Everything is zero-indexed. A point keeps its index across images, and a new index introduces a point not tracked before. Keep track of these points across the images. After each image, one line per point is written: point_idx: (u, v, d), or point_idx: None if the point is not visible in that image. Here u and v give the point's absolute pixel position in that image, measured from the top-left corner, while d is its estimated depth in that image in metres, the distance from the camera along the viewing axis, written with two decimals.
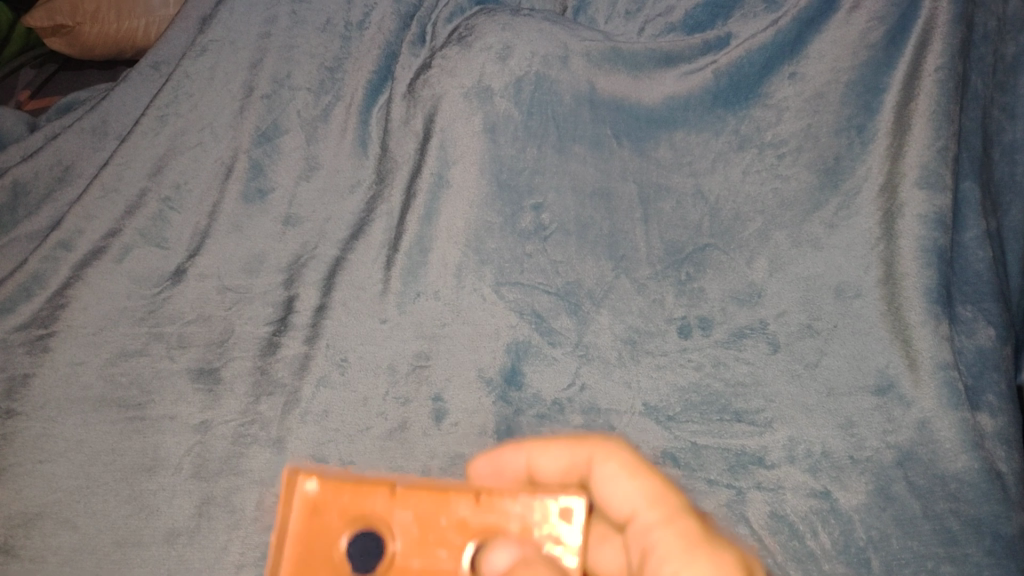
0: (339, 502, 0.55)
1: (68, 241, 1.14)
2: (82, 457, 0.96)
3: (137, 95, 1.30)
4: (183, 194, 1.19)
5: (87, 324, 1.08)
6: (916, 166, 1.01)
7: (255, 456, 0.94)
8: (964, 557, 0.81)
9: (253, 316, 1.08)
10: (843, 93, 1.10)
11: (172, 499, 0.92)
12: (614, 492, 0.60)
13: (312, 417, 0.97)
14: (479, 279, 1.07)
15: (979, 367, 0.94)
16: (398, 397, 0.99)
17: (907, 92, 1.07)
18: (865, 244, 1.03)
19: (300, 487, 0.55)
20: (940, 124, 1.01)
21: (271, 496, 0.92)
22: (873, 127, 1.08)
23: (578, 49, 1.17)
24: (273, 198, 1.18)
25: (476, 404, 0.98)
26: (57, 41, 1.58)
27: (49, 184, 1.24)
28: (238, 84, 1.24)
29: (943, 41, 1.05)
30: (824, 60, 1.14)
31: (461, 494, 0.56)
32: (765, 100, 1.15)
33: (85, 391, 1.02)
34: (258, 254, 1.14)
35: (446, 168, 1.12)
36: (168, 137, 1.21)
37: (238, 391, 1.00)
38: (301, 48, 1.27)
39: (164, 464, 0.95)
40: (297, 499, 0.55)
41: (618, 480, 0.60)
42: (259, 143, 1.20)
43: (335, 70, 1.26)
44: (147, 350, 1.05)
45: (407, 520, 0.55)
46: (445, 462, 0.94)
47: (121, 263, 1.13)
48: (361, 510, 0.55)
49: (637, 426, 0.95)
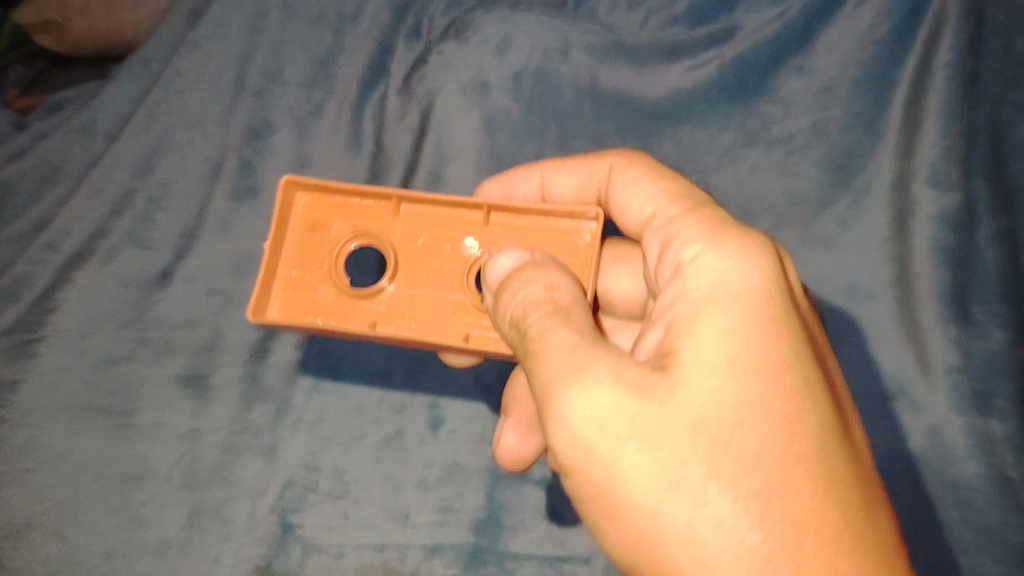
0: (327, 220, 0.88)
1: (56, 242, 1.09)
2: (69, 467, 0.96)
3: (122, 90, 1.25)
4: (171, 194, 1.13)
5: (73, 329, 1.04)
6: (926, 165, 0.99)
7: (246, 465, 0.94)
8: (976, 568, 0.87)
9: (244, 320, 1.03)
10: (850, 89, 1.07)
11: (162, 510, 0.93)
12: (702, 276, 0.73)
13: (305, 425, 0.96)
14: None
15: (990, 372, 0.91)
16: (393, 403, 0.96)
17: (917, 86, 1.03)
18: (876, 241, 1.01)
19: (293, 206, 0.88)
20: (948, 125, 0.99)
21: (262, 507, 0.92)
22: (882, 122, 1.05)
23: (578, 41, 1.16)
24: (265, 197, 1.12)
25: (474, 410, 0.96)
26: (47, 38, 1.55)
27: (37, 183, 1.21)
28: (227, 78, 1.18)
29: (954, 32, 1.01)
30: (831, 54, 1.09)
31: (461, 211, 0.88)
32: (772, 96, 1.11)
33: (71, 398, 0.99)
34: (249, 255, 1.08)
35: (444, 166, 1.14)
36: (156, 135, 1.16)
37: (228, 398, 0.98)
38: (293, 42, 1.20)
39: (153, 473, 0.95)
40: (293, 220, 0.87)
41: (698, 238, 0.77)
42: (250, 140, 1.15)
43: (329, 66, 1.19)
44: (134, 356, 1.02)
45: (400, 234, 0.88)
46: (443, 471, 0.93)
47: (109, 266, 1.08)
48: (378, 215, 0.88)
49: None
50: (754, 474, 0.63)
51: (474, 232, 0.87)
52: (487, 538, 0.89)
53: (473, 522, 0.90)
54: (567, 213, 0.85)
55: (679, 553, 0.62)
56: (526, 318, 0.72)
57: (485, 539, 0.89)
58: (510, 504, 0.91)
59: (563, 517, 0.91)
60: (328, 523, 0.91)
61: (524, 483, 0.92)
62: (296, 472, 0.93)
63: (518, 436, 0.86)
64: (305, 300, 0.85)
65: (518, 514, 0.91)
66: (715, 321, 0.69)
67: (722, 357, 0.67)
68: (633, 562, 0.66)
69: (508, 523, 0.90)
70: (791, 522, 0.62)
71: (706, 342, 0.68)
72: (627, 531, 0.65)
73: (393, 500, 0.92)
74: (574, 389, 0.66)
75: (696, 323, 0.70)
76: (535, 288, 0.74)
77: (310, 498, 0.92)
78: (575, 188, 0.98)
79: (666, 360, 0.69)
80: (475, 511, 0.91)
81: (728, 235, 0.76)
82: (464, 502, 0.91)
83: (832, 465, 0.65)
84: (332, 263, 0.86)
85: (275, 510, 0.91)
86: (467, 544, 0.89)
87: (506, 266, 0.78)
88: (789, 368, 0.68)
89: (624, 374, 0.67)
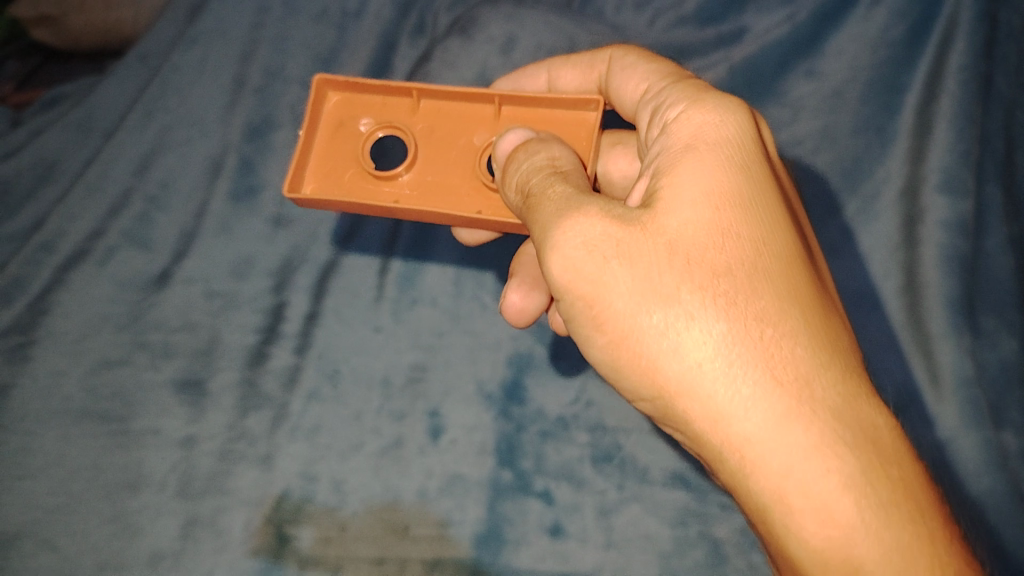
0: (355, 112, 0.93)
1: (50, 243, 1.08)
2: (62, 473, 0.93)
3: (121, 88, 1.23)
4: (169, 194, 1.11)
5: (69, 331, 1.02)
6: (938, 170, 0.97)
7: (243, 474, 0.92)
8: None
9: (242, 323, 1.01)
10: (862, 93, 1.05)
11: (157, 519, 0.90)
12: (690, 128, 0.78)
13: (302, 433, 0.94)
14: (479, 285, 1.03)
15: (1003, 383, 0.89)
16: (392, 411, 0.94)
17: (930, 90, 1.01)
18: (885, 249, 0.97)
19: (325, 104, 0.93)
20: (964, 127, 0.98)
21: (258, 518, 0.89)
22: (894, 126, 1.02)
23: (585, 41, 1.14)
24: (265, 197, 1.10)
25: (476, 420, 0.93)
26: (42, 32, 1.51)
27: (32, 182, 1.18)
28: (227, 77, 1.17)
29: (968, 37, 1.00)
30: (841, 58, 1.07)
31: (477, 107, 0.92)
32: (780, 98, 1.08)
33: (65, 403, 0.97)
34: (247, 258, 1.05)
35: None
36: (154, 133, 1.14)
37: (225, 403, 0.96)
38: (295, 39, 1.19)
39: (148, 481, 0.93)
40: (324, 116, 0.92)
41: (682, 101, 0.82)
42: (250, 139, 1.13)
43: (332, 63, 1.18)
44: (130, 359, 1.00)
45: (422, 127, 0.92)
46: (443, 482, 0.90)
47: (105, 266, 1.06)
48: (397, 111, 0.93)
49: (644, 445, 0.91)
50: (723, 282, 0.68)
51: (488, 127, 0.92)
52: (489, 553, 0.86)
53: (473, 536, 0.87)
54: (571, 103, 0.89)
55: (656, 347, 0.68)
56: (530, 181, 0.77)
57: (487, 554, 0.86)
58: (512, 517, 0.88)
59: (566, 531, 0.87)
60: (326, 535, 0.88)
61: (526, 495, 0.89)
62: (294, 483, 0.91)
63: (521, 293, 0.91)
64: (336, 173, 0.89)
65: (521, 528, 0.87)
66: (695, 157, 0.75)
67: (700, 187, 0.72)
68: (617, 364, 0.71)
69: (510, 537, 0.87)
70: (756, 317, 0.68)
71: (685, 180, 0.73)
72: (612, 334, 0.70)
73: (393, 512, 0.89)
74: (566, 219, 0.71)
75: (681, 165, 0.75)
76: (538, 158, 0.79)
77: (308, 509, 0.89)
78: (582, 86, 1.03)
79: (652, 199, 0.74)
80: (476, 524, 0.87)
81: (709, 96, 0.81)
82: (466, 515, 0.88)
83: (803, 288, 0.71)
84: (357, 150, 0.90)
85: (269, 521, 0.89)
86: (468, 559, 0.85)
87: (513, 142, 0.83)
88: (761, 203, 0.73)
89: (613, 211, 0.72)
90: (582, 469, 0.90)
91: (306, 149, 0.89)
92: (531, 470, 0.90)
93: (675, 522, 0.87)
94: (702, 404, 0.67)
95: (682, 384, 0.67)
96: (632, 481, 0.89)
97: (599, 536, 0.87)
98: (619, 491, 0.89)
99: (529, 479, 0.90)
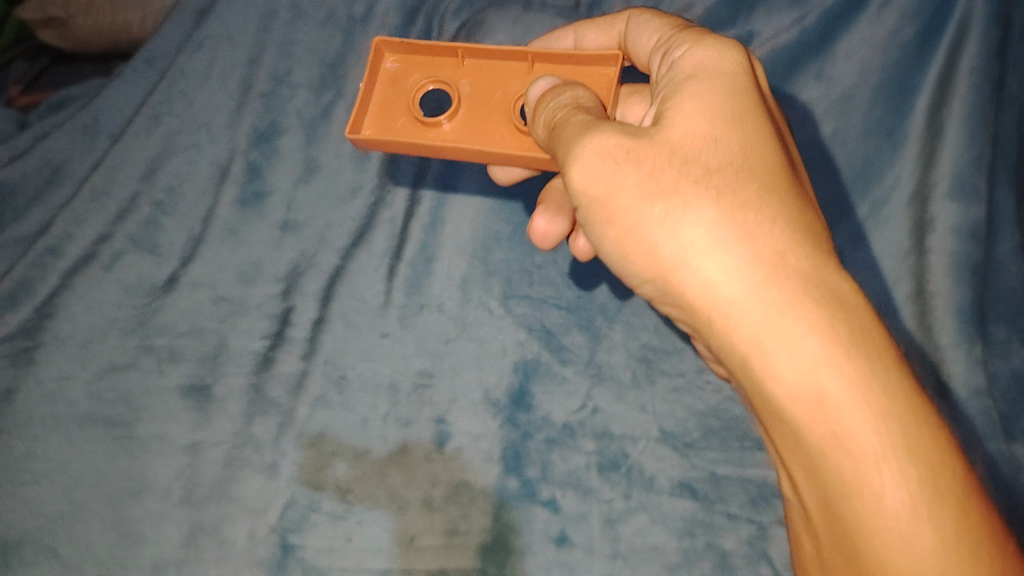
0: (408, 69, 0.96)
1: (56, 247, 1.08)
2: (66, 480, 0.93)
3: (129, 92, 1.23)
4: (176, 198, 1.11)
5: (74, 336, 1.02)
6: (948, 175, 0.96)
7: (247, 481, 0.91)
8: None
9: (248, 328, 1.01)
10: (872, 96, 1.03)
11: (160, 527, 0.90)
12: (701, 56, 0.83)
13: (307, 440, 0.93)
14: (486, 290, 1.02)
15: (1015, 393, 0.89)
16: (399, 417, 0.94)
17: (941, 92, 1.00)
18: (894, 255, 0.98)
19: (383, 64, 0.96)
20: (974, 131, 0.96)
21: (263, 527, 0.88)
22: (903, 129, 1.01)
23: None
24: (271, 202, 1.09)
25: (482, 427, 0.93)
26: (50, 34, 1.51)
27: (38, 186, 1.18)
28: (235, 81, 1.17)
29: (980, 40, 0.98)
30: (851, 60, 1.05)
31: (511, 62, 0.94)
32: (790, 103, 1.07)
33: (70, 408, 0.97)
34: (254, 263, 1.05)
35: (453, 176, 1.10)
36: (162, 138, 1.15)
37: (231, 409, 0.95)
38: (301, 43, 1.18)
39: (152, 488, 0.92)
40: (381, 73, 0.95)
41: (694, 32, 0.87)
42: (256, 144, 1.12)
43: (337, 66, 1.17)
44: (136, 364, 0.99)
45: (466, 82, 0.94)
46: (449, 490, 0.89)
47: (112, 270, 1.06)
48: (445, 67, 0.95)
49: (652, 454, 0.90)
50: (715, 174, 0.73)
51: (521, 79, 0.93)
52: (495, 563, 0.85)
53: (478, 546, 0.86)
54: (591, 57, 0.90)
55: (656, 235, 0.74)
56: (556, 115, 0.80)
57: (492, 564, 0.85)
58: (518, 526, 0.87)
59: (572, 541, 0.86)
60: (330, 545, 0.87)
61: (532, 504, 0.88)
62: (299, 491, 0.90)
63: (548, 218, 0.93)
64: (389, 121, 0.92)
65: (527, 537, 0.86)
66: (696, 81, 0.80)
67: (703, 101, 0.78)
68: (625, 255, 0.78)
69: (516, 547, 0.86)
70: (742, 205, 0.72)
71: (689, 96, 0.79)
72: (619, 229, 0.77)
73: (399, 521, 0.88)
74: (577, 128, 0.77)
75: (688, 86, 0.80)
76: (565, 95, 0.82)
77: (313, 518, 0.88)
78: (605, 44, 1.03)
79: (661, 114, 0.80)
80: (481, 533, 0.86)
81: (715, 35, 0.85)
82: (471, 524, 0.87)
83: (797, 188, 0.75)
84: (409, 100, 0.93)
85: (275, 530, 0.88)
86: (473, 569, 0.85)
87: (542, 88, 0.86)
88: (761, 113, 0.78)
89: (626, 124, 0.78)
90: (589, 477, 0.89)
91: (366, 98, 0.93)
92: (537, 478, 0.89)
93: (682, 532, 0.86)
94: (692, 275, 0.72)
95: (676, 258, 0.73)
96: (639, 490, 0.88)
97: (607, 547, 0.86)
98: (627, 500, 0.88)
99: (536, 488, 0.89)
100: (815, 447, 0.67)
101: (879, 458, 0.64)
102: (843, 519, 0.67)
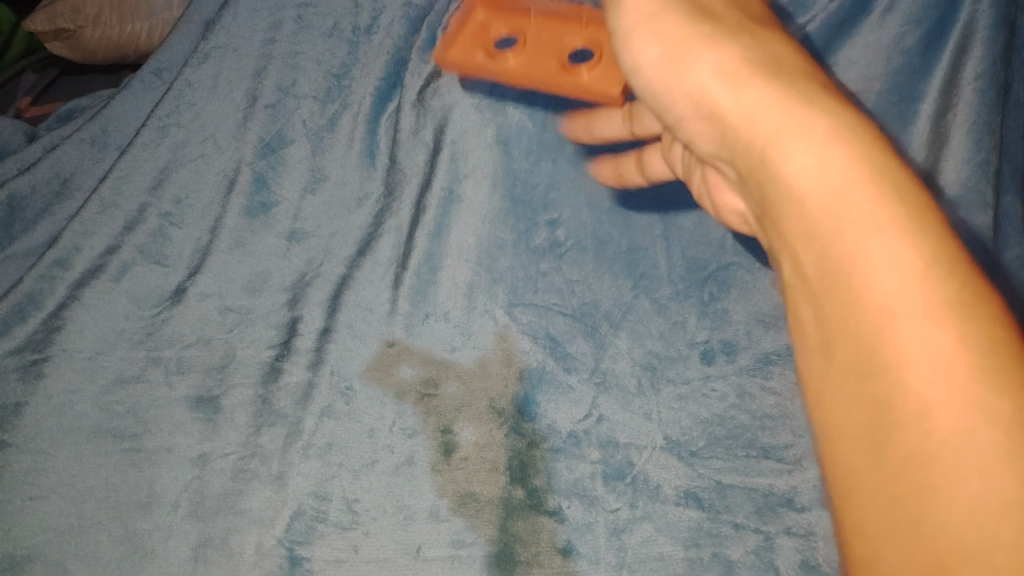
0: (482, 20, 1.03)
1: (65, 260, 1.09)
2: (74, 493, 0.92)
3: (138, 105, 1.22)
4: (184, 210, 1.12)
5: (84, 348, 1.03)
6: (955, 181, 0.99)
7: (254, 493, 0.90)
8: None
9: (256, 338, 1.03)
10: (875, 103, 1.03)
11: (169, 540, 0.89)
12: None
13: (314, 451, 0.93)
14: (492, 299, 1.03)
15: None
16: (405, 428, 0.94)
17: (944, 100, 0.99)
18: None
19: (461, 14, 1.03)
20: (982, 138, 0.97)
21: (270, 539, 0.87)
22: (906, 139, 1.02)
23: None
24: (278, 213, 1.11)
25: (487, 437, 0.93)
26: (59, 45, 1.53)
27: (47, 199, 1.19)
28: (242, 92, 1.13)
29: (986, 47, 0.95)
30: (854, 67, 1.02)
31: (569, 23, 1.00)
32: None
33: (79, 420, 0.97)
34: (262, 272, 1.08)
35: (458, 182, 1.06)
36: (169, 148, 1.13)
37: (239, 420, 0.96)
38: (308, 54, 1.11)
39: (159, 501, 0.91)
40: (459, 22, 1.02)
41: None
42: (262, 155, 1.11)
43: (342, 75, 1.11)
44: (146, 376, 1.01)
45: (532, 33, 1.01)
46: (454, 501, 0.89)
47: (120, 282, 1.08)
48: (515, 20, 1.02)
49: (658, 463, 0.90)
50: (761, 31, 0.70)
51: (579, 33, 0.99)
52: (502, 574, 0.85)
53: (484, 557, 0.86)
54: None
55: (674, 40, 0.69)
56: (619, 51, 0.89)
57: None
58: (524, 537, 0.86)
59: (577, 552, 0.85)
60: (336, 556, 0.86)
61: (538, 514, 0.88)
62: (305, 503, 0.89)
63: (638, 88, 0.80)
64: (470, 57, 0.98)
65: (532, 548, 0.86)
66: None
67: None
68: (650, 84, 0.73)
69: (522, 559, 0.85)
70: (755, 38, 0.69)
71: None
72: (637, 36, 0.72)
73: (404, 532, 0.88)
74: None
75: None
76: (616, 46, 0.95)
77: (319, 530, 0.88)
78: None
79: None
80: (487, 545, 0.86)
81: None
82: (478, 536, 0.87)
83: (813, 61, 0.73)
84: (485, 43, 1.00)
85: (281, 542, 0.87)
86: None
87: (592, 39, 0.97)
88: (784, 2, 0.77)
89: None
90: (594, 487, 0.89)
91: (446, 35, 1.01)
92: (543, 487, 0.89)
93: (688, 543, 0.85)
94: (693, 77, 0.68)
95: (680, 65, 0.69)
96: (645, 500, 0.87)
97: (613, 557, 0.84)
98: (632, 510, 0.87)
99: (541, 498, 0.89)
100: (829, 247, 0.57)
101: (849, 197, 0.57)
102: (840, 300, 0.56)
